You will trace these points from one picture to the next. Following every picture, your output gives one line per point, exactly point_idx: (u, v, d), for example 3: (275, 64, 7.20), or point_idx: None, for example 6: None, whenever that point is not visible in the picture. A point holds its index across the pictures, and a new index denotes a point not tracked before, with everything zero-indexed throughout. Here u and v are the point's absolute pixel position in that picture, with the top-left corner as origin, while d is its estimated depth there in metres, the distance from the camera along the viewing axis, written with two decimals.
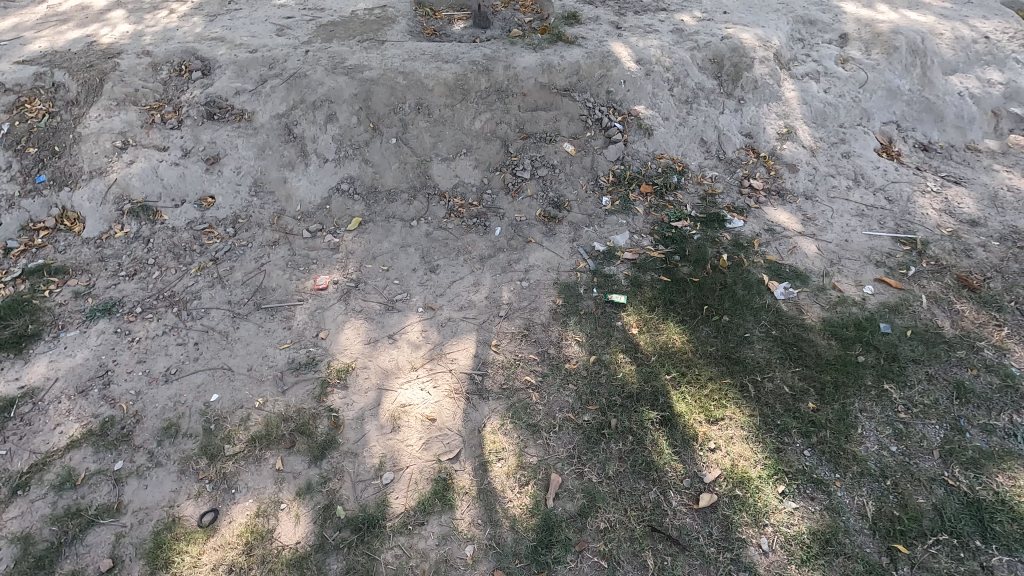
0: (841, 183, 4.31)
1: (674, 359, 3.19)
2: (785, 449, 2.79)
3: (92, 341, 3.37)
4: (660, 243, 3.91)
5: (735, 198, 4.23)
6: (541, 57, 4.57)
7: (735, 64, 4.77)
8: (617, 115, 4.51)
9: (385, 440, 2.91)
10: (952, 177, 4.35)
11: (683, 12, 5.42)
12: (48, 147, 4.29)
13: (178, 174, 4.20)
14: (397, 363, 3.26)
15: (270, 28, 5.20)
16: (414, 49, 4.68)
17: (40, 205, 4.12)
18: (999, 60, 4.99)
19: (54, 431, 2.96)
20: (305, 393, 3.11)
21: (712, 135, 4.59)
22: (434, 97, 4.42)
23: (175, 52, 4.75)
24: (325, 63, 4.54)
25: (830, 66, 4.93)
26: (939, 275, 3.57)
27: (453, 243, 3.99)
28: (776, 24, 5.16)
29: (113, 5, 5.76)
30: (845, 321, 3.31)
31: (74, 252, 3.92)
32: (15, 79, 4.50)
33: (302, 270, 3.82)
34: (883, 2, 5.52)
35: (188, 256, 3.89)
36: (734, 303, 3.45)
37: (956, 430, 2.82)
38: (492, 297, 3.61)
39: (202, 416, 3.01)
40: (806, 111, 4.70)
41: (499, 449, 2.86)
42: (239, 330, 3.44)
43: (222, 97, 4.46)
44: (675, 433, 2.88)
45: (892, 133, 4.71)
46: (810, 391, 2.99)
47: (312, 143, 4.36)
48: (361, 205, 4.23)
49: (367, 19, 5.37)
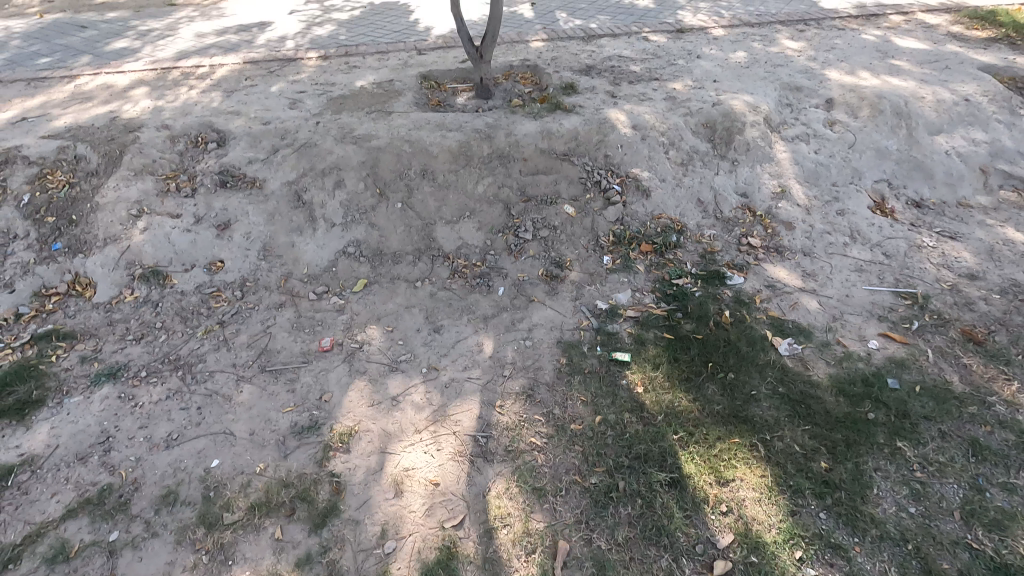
0: (838, 240, 4.38)
1: (681, 419, 3.14)
2: (800, 511, 2.70)
3: (95, 407, 3.36)
4: (662, 301, 3.95)
5: (734, 255, 4.30)
6: (540, 125, 4.80)
7: (727, 128, 4.97)
8: (615, 178, 4.66)
9: (388, 507, 2.84)
10: (947, 232, 4.43)
11: (674, 81, 5.73)
12: (65, 216, 4.44)
13: (190, 240, 4.32)
14: (400, 425, 3.22)
15: (283, 101, 5.51)
16: (419, 119, 4.92)
17: (53, 271, 4.21)
18: (982, 120, 5.20)
19: (51, 500, 2.90)
20: (307, 457, 3.06)
21: (708, 195, 4.71)
22: (439, 163, 4.60)
23: (192, 125, 5.02)
24: (335, 134, 4.77)
25: (819, 129, 5.13)
26: (943, 329, 3.57)
27: (457, 303, 4.04)
28: (763, 91, 5.44)
29: (136, 83, 6.13)
30: (852, 378, 3.28)
31: (83, 316, 3.98)
32: (39, 153, 4.73)
33: (308, 332, 3.85)
34: (864, 70, 5.83)
35: (195, 319, 3.94)
36: (738, 360, 3.44)
37: (975, 490, 2.74)
38: (496, 357, 3.61)
39: (202, 483, 2.95)
40: (798, 171, 4.85)
41: (505, 515, 2.78)
42: (242, 394, 3.43)
43: (235, 167, 4.67)
44: (685, 496, 2.80)
45: (884, 190, 4.83)
46: (822, 450, 2.92)
47: (320, 208, 4.49)
48: (367, 267, 4.31)
49: (375, 91, 5.68)
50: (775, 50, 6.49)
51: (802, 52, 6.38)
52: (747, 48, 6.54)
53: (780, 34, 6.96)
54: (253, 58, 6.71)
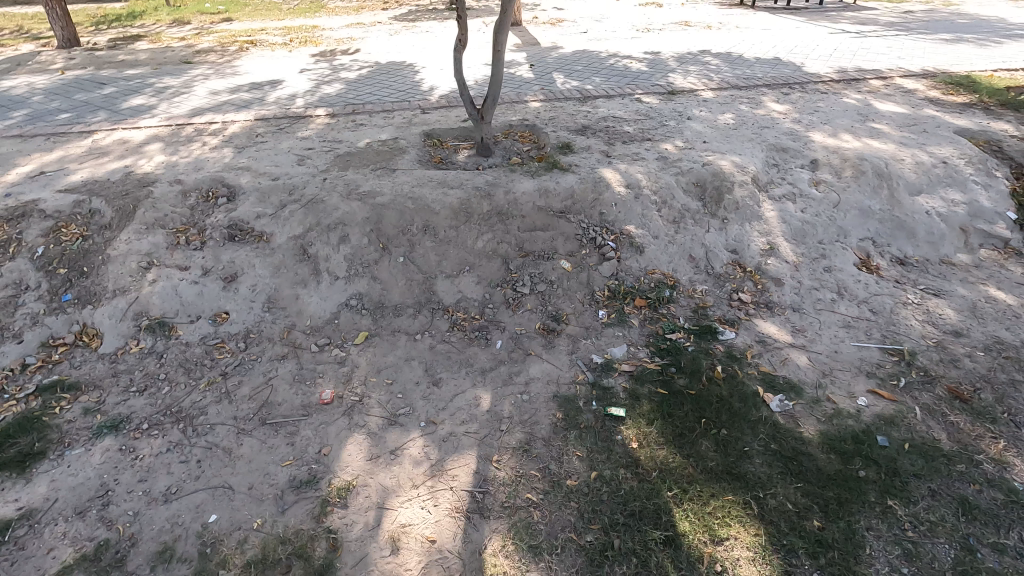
0: (826, 296, 4.52)
1: (675, 476, 3.19)
2: (794, 571, 2.72)
3: (96, 460, 3.39)
4: (656, 355, 4.05)
5: (726, 310, 4.43)
6: (538, 183, 5.01)
7: (717, 187, 5.20)
8: (610, 235, 4.84)
9: (384, 564, 2.85)
10: (931, 290, 4.58)
11: (666, 141, 6.01)
12: (77, 268, 4.58)
13: (197, 292, 4.45)
14: (398, 480, 3.25)
15: (291, 158, 5.76)
16: (422, 177, 5.15)
17: (62, 322, 4.31)
18: (960, 182, 5.45)
19: (47, 555, 2.91)
20: (304, 513, 3.08)
21: (700, 252, 4.88)
22: (440, 219, 4.78)
23: (204, 181, 5.24)
24: (341, 190, 4.98)
25: (805, 188, 5.36)
26: (929, 386, 3.66)
27: (456, 356, 4.13)
28: (751, 152, 5.71)
29: (151, 139, 6.41)
30: (842, 435, 3.34)
31: (88, 367, 4.05)
32: (56, 206, 4.92)
33: (309, 384, 3.92)
34: (847, 132, 6.14)
35: (198, 371, 4.02)
36: (731, 415, 3.51)
37: (966, 550, 2.76)
38: (493, 411, 3.67)
39: (199, 538, 2.96)
40: (786, 229, 5.05)
41: (500, 573, 2.79)
42: (242, 446, 3.47)
43: (244, 222, 4.85)
44: (680, 554, 2.82)
45: (869, 248, 5.01)
46: (814, 508, 2.96)
47: (325, 262, 4.64)
48: (368, 319, 4.42)
49: (380, 149, 5.94)
50: (761, 112, 6.83)
51: (787, 115, 6.72)
52: (735, 111, 6.88)
53: (766, 97, 7.34)
54: (265, 116, 7.03)
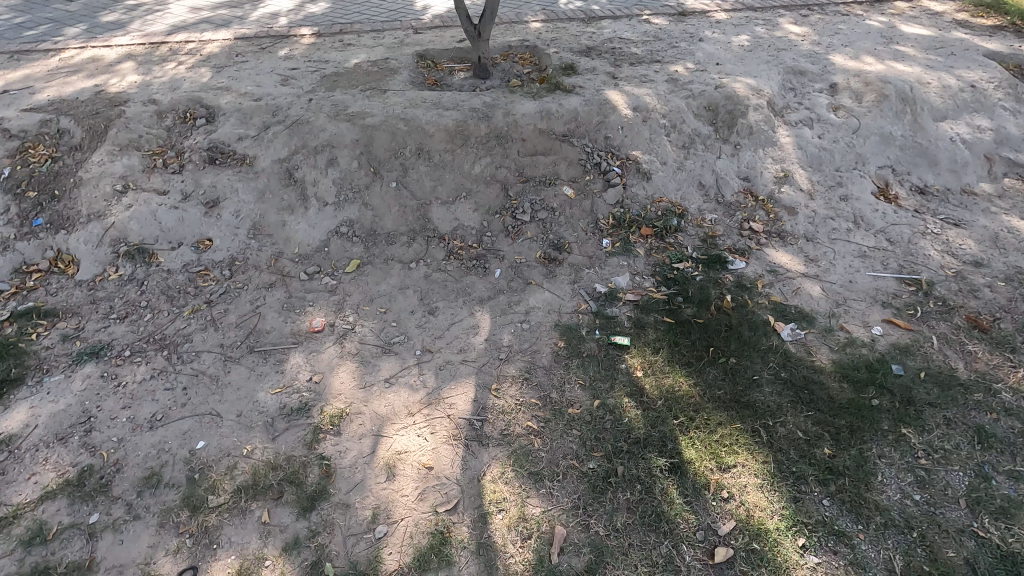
0: (841, 226, 4.30)
1: (681, 404, 3.07)
2: (802, 498, 2.64)
3: (76, 387, 3.24)
4: (663, 285, 3.86)
5: (736, 240, 4.21)
6: (539, 104, 4.67)
7: (730, 111, 4.86)
8: (616, 160, 4.55)
9: (380, 490, 2.75)
10: (952, 219, 4.36)
11: (676, 63, 5.61)
12: (48, 192, 4.29)
13: (177, 217, 4.19)
14: (393, 408, 3.13)
15: (274, 78, 5.35)
16: (415, 97, 4.79)
17: (35, 247, 4.07)
18: (987, 107, 5.12)
19: (29, 481, 2.80)
20: (296, 440, 2.97)
21: (710, 179, 4.61)
22: (435, 142, 4.47)
23: (180, 100, 4.87)
24: (328, 111, 4.63)
25: (823, 114, 5.03)
26: (947, 316, 3.51)
27: (452, 285, 3.93)
28: (767, 75, 5.33)
29: (124, 58, 5.95)
30: (856, 364, 3.21)
31: (65, 294, 3.85)
32: (21, 125, 4.58)
33: (298, 312, 3.74)
34: (869, 55, 5.74)
35: (182, 298, 3.82)
36: (740, 345, 3.36)
37: (980, 477, 2.68)
38: (491, 340, 3.51)
39: (187, 464, 2.85)
40: (802, 156, 4.76)
41: (500, 499, 2.70)
42: (230, 374, 3.32)
43: (225, 144, 4.53)
44: (685, 481, 2.73)
45: (888, 176, 4.74)
46: (825, 436, 2.85)
47: (312, 187, 4.36)
48: (360, 247, 4.19)
49: (370, 69, 5.52)
50: (778, 34, 6.38)
51: (805, 37, 6.28)
52: (750, 32, 6.42)
53: (783, 19, 6.84)
54: (245, 35, 6.53)
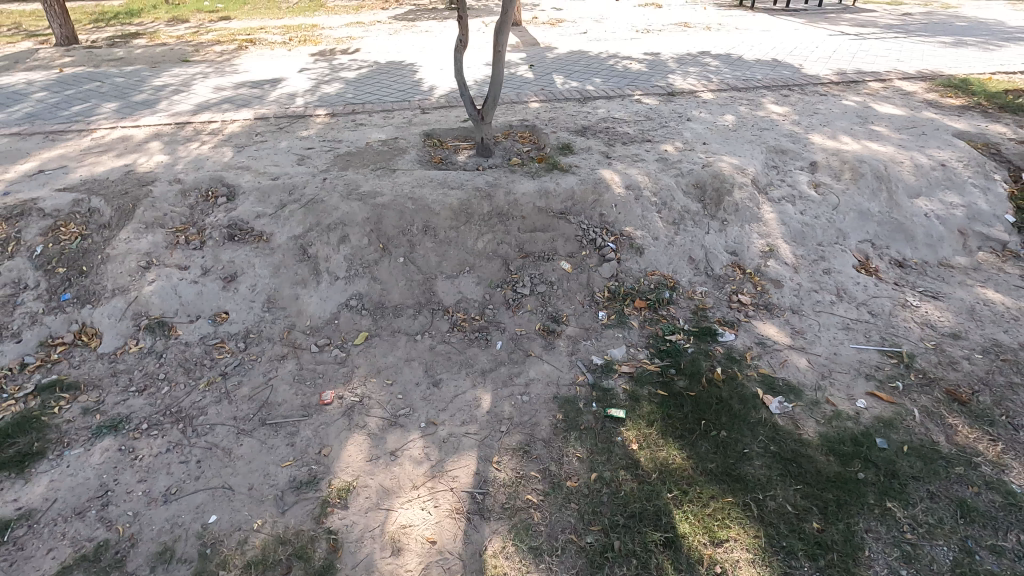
0: (825, 298, 4.54)
1: (675, 477, 3.20)
2: (793, 573, 2.73)
3: (95, 459, 3.39)
4: (656, 357, 4.05)
5: (725, 312, 4.44)
6: (538, 184, 5.02)
7: (716, 189, 5.20)
8: (610, 236, 4.84)
9: (385, 565, 2.85)
10: (930, 292, 4.59)
11: (666, 143, 6.02)
12: (76, 267, 4.57)
13: (196, 292, 4.44)
14: (398, 481, 3.26)
15: (291, 158, 5.75)
16: (422, 177, 5.14)
17: (60, 321, 4.30)
18: (958, 184, 5.47)
19: (46, 556, 2.91)
20: (304, 514, 3.08)
21: (699, 254, 4.88)
22: (440, 220, 4.78)
23: (203, 180, 5.23)
24: (341, 190, 4.97)
25: (804, 190, 5.37)
26: (928, 388, 3.68)
27: (456, 357, 4.13)
28: (750, 154, 5.72)
29: (151, 137, 6.40)
30: (841, 436, 3.36)
31: (87, 367, 4.04)
32: (55, 205, 4.91)
33: (309, 384, 3.92)
34: (845, 134, 6.16)
35: (198, 370, 4.01)
36: (731, 417, 3.52)
37: (964, 552, 2.78)
38: (493, 411, 3.67)
39: (199, 539, 2.96)
40: (785, 231, 5.06)
41: (501, 574, 2.79)
42: (242, 447, 3.47)
43: (244, 221, 4.84)
44: (680, 556, 2.83)
45: (868, 250, 5.02)
46: (814, 510, 2.97)
47: (325, 262, 4.63)
48: (368, 320, 4.41)
49: (380, 149, 5.94)
50: (761, 113, 6.85)
51: (786, 117, 6.74)
52: (735, 112, 6.89)
53: (765, 98, 7.35)
54: (265, 115, 7.03)
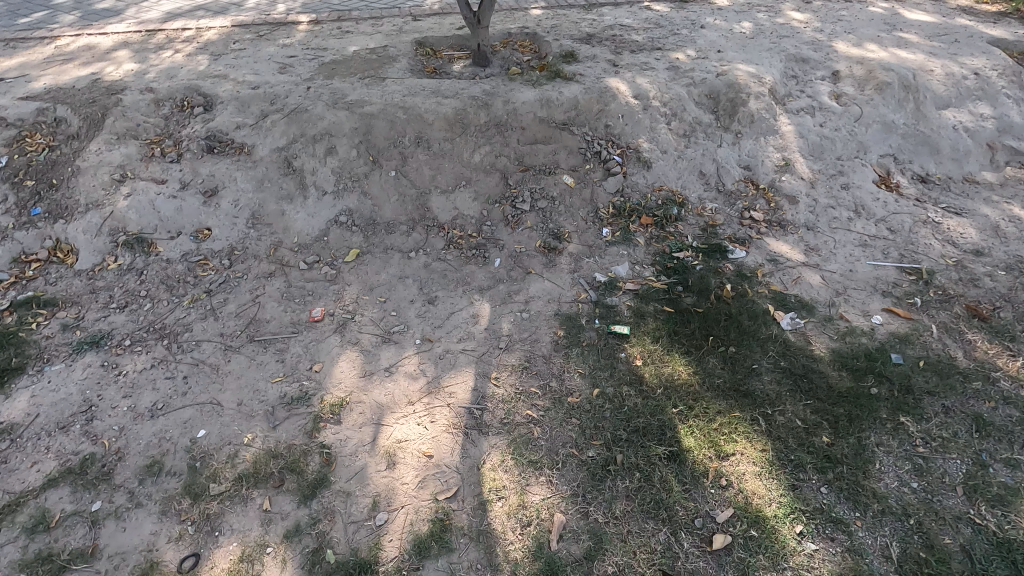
0: (842, 214, 4.29)
1: (680, 393, 3.08)
2: (800, 486, 2.65)
3: (77, 375, 3.25)
4: (663, 274, 3.86)
5: (737, 229, 4.20)
6: (540, 92, 4.64)
7: (731, 99, 4.83)
8: (616, 148, 4.52)
9: (380, 479, 2.77)
10: (953, 208, 4.34)
11: (677, 51, 5.56)
12: (46, 181, 4.27)
13: (175, 207, 4.17)
14: (393, 397, 3.13)
15: (272, 66, 5.30)
16: (414, 85, 4.75)
17: (33, 237, 4.06)
18: (991, 95, 5.09)
19: (31, 469, 2.82)
20: (296, 429, 2.98)
21: (711, 168, 4.58)
22: (434, 130, 4.44)
23: (177, 89, 4.83)
24: (326, 99, 4.60)
25: (825, 101, 4.99)
26: (947, 305, 3.51)
27: (452, 274, 3.93)
28: (769, 62, 5.28)
29: (120, 45, 5.90)
30: (855, 352, 3.22)
31: (65, 284, 3.84)
32: (18, 114, 4.55)
33: (298, 301, 3.74)
34: (872, 42, 5.68)
35: (182, 288, 3.81)
36: (740, 333, 3.37)
37: (978, 465, 2.69)
38: (491, 328, 3.51)
39: (188, 453, 2.87)
40: (803, 145, 4.73)
41: (499, 487, 2.71)
42: (230, 363, 3.33)
43: (223, 132, 4.50)
44: (684, 469, 2.74)
45: (890, 165, 4.71)
46: (824, 425, 2.86)
47: (311, 176, 4.34)
48: (359, 237, 4.17)
49: (368, 57, 5.48)
50: (781, 21, 6.31)
51: (808, 24, 6.21)
52: (753, 19, 6.35)
53: (786, 5, 6.77)
54: (242, 21, 6.47)
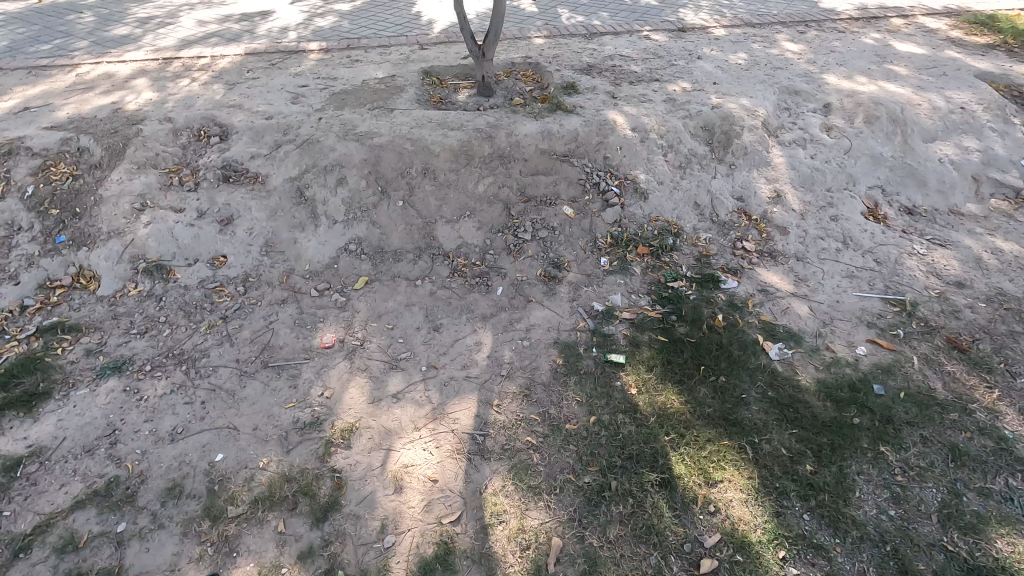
0: (831, 245, 4.47)
1: (672, 421, 3.24)
2: (784, 512, 2.81)
3: (101, 400, 3.43)
4: (658, 303, 4.04)
5: (729, 259, 4.38)
6: (541, 125, 4.84)
7: (725, 131, 5.03)
8: (614, 180, 4.71)
9: (388, 502, 2.94)
10: (938, 240, 4.52)
11: (674, 82, 5.78)
12: (69, 209, 4.48)
13: (193, 235, 4.37)
14: (400, 423, 3.31)
15: (285, 96, 5.53)
16: (421, 117, 4.96)
17: (58, 263, 4.25)
18: (976, 128, 5.28)
19: (59, 491, 2.99)
20: (308, 453, 3.15)
21: (705, 199, 4.78)
22: (440, 162, 4.64)
23: (195, 119, 5.05)
24: (337, 130, 4.81)
25: (815, 134, 5.19)
26: (929, 336, 3.68)
27: (457, 302, 4.11)
28: (762, 95, 5.49)
29: (138, 73, 6.14)
30: (839, 382, 3.38)
31: (88, 309, 4.04)
32: (43, 144, 4.76)
33: (310, 328, 3.92)
34: (862, 75, 5.90)
35: (199, 314, 4.00)
36: (730, 363, 3.54)
37: (953, 494, 2.85)
38: (493, 356, 3.69)
39: (207, 476, 3.04)
40: (794, 176, 4.92)
41: (500, 511, 2.88)
42: (246, 388, 3.51)
43: (239, 162, 4.71)
44: (675, 495, 2.90)
45: (878, 197, 4.90)
46: (808, 453, 3.03)
47: (322, 205, 4.54)
48: (368, 265, 4.36)
49: (377, 87, 5.70)
50: (775, 51, 6.54)
51: (801, 55, 6.43)
52: (748, 50, 6.58)
53: (780, 35, 7.00)
54: (256, 50, 6.72)
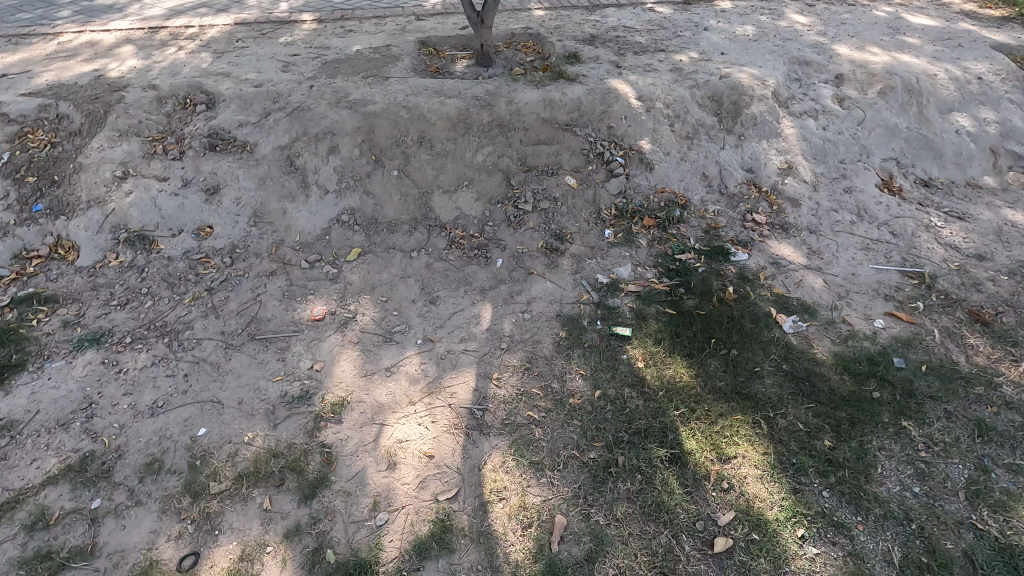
0: (845, 218, 4.29)
1: (681, 395, 3.07)
2: (802, 489, 2.65)
3: (78, 372, 3.25)
4: (665, 276, 3.85)
5: (739, 231, 4.20)
6: (543, 93, 4.62)
7: (734, 101, 4.83)
8: (619, 150, 4.51)
9: (381, 478, 2.76)
10: (956, 212, 4.34)
11: (680, 53, 5.56)
12: (47, 177, 4.27)
13: (177, 204, 4.16)
14: (394, 397, 3.13)
15: (275, 64, 5.29)
16: (418, 85, 4.74)
17: (34, 233, 4.05)
18: (993, 100, 5.09)
19: (31, 466, 2.81)
20: (297, 427, 2.98)
21: (713, 170, 4.58)
22: (437, 130, 4.43)
23: (180, 86, 4.82)
24: (329, 98, 4.59)
25: (827, 105, 4.99)
26: (949, 309, 3.51)
27: (454, 274, 3.92)
28: (772, 65, 5.28)
29: (123, 41, 5.90)
30: (857, 356, 3.22)
31: (66, 280, 3.84)
32: (20, 110, 4.54)
33: (300, 300, 3.73)
34: (875, 46, 5.69)
35: (183, 285, 3.81)
36: (742, 336, 3.36)
37: (980, 470, 2.69)
38: (493, 329, 3.51)
39: (188, 451, 2.86)
40: (805, 148, 4.73)
41: (500, 488, 2.71)
42: (231, 361, 3.32)
43: (225, 130, 4.49)
44: (686, 471, 2.74)
45: (892, 169, 4.71)
46: (826, 428, 2.86)
47: (313, 174, 4.33)
48: (361, 236, 4.17)
49: (372, 56, 5.47)
50: (784, 23, 6.32)
51: (811, 27, 6.21)
52: (756, 22, 6.35)
53: (789, 8, 6.77)
54: (246, 20, 6.47)
